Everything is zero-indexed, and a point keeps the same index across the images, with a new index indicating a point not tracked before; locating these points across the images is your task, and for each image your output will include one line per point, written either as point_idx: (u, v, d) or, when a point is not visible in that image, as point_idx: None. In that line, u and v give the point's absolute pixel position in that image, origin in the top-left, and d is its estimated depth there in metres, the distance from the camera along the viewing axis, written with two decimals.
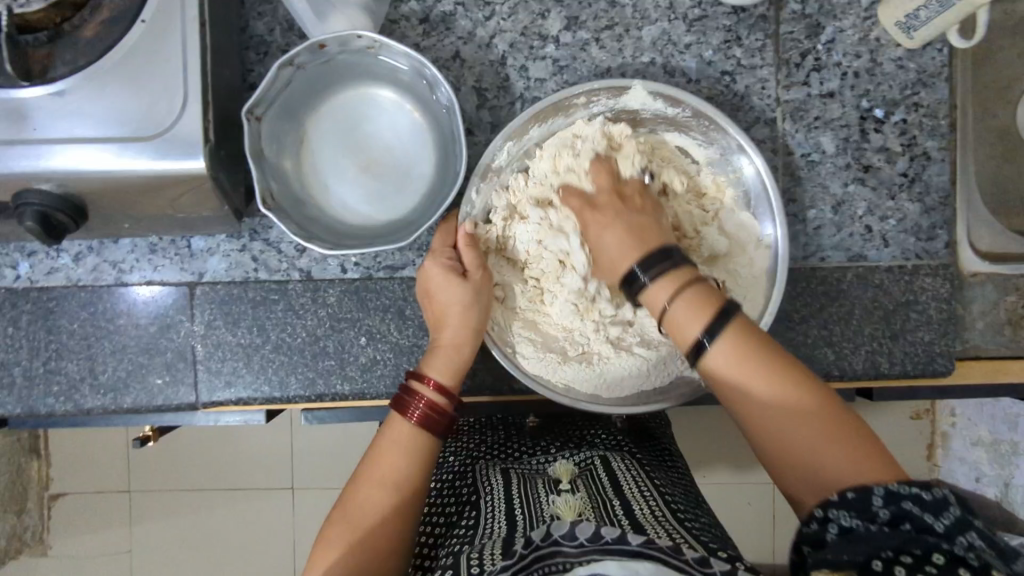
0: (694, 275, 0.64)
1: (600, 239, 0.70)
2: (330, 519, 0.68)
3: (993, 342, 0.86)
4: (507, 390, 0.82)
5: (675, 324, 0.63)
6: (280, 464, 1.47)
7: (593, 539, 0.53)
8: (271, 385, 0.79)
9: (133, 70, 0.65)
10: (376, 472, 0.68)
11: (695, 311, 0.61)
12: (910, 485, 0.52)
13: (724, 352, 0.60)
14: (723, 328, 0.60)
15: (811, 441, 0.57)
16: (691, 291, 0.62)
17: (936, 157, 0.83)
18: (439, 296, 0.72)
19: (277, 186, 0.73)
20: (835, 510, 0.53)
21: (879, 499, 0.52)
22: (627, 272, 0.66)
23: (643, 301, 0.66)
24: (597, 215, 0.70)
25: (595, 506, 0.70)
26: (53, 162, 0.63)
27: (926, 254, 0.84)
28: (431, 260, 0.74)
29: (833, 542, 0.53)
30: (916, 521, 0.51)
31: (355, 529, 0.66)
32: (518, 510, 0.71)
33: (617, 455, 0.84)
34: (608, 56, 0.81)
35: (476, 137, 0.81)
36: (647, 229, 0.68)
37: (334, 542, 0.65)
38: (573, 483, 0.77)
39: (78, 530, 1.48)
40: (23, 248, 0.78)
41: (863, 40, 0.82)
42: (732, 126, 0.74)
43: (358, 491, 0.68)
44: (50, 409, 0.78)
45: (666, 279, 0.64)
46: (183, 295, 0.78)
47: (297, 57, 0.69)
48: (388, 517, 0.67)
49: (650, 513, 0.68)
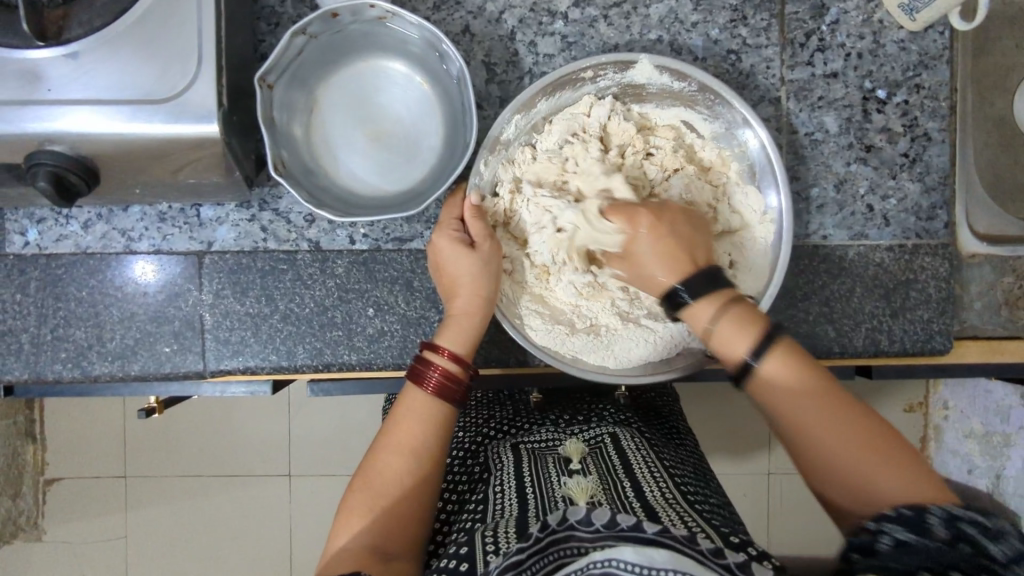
0: (734, 294, 0.64)
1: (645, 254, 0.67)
2: (349, 489, 0.68)
3: (989, 322, 0.88)
4: (513, 363, 0.83)
5: (718, 344, 0.63)
6: (280, 447, 1.47)
7: (609, 525, 0.54)
8: (279, 355, 0.79)
9: (148, 34, 0.65)
10: (394, 441, 0.69)
11: (738, 329, 0.62)
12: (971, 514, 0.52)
13: (775, 370, 0.60)
14: (772, 347, 0.61)
15: (855, 458, 0.57)
16: (736, 309, 0.63)
17: (936, 138, 0.85)
18: (451, 266, 0.73)
19: (287, 155, 0.74)
20: (888, 524, 0.53)
21: (936, 519, 0.52)
22: (669, 288, 0.65)
23: (683, 318, 0.66)
24: (643, 217, 0.67)
25: (606, 487, 0.70)
26: (68, 124, 0.63)
27: (926, 234, 0.85)
28: (438, 233, 0.75)
29: (886, 552, 0.51)
30: (975, 543, 0.51)
31: (378, 499, 0.66)
32: (529, 488, 0.71)
33: (625, 432, 0.85)
34: (616, 33, 0.82)
35: (485, 112, 0.82)
36: (694, 246, 0.67)
37: (357, 510, 0.66)
38: (582, 463, 0.77)
39: (75, 511, 1.48)
40: (32, 215, 0.78)
41: (867, 22, 0.84)
42: (740, 103, 0.74)
43: (379, 460, 0.68)
44: (57, 375, 0.78)
45: (707, 297, 0.64)
46: (192, 263, 0.78)
47: (310, 26, 0.70)
48: (409, 489, 0.67)
49: (661, 496, 0.68)
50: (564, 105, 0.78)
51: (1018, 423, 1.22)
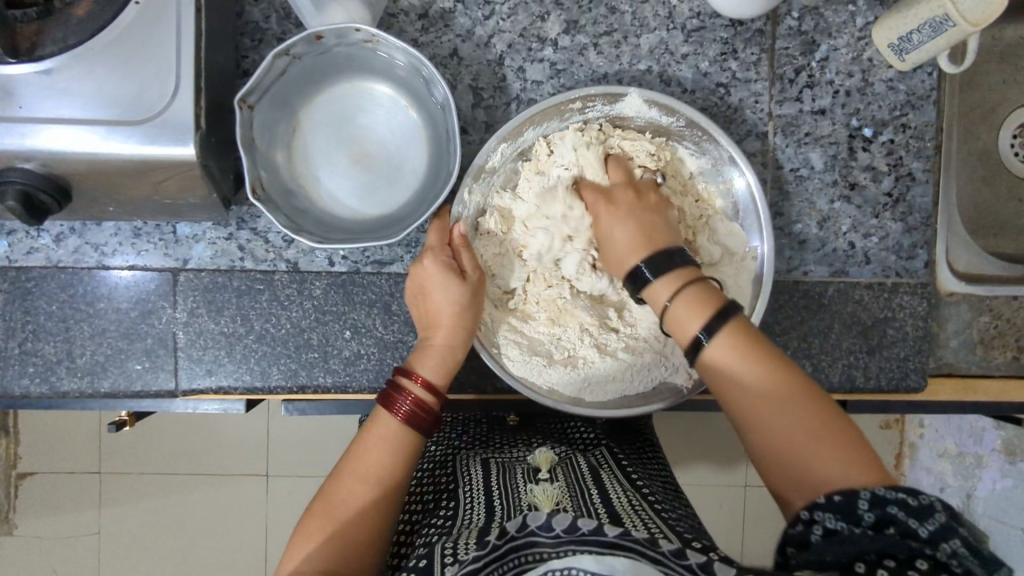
0: (695, 275, 0.65)
1: (611, 226, 0.71)
2: (309, 511, 0.67)
3: (963, 359, 0.89)
4: (490, 389, 0.83)
5: (676, 322, 0.64)
6: (255, 450, 1.46)
7: (569, 531, 0.54)
8: (253, 375, 0.78)
9: (126, 51, 0.63)
10: (356, 468, 0.68)
11: (695, 307, 0.63)
12: (896, 490, 0.52)
13: (726, 344, 0.61)
14: (722, 326, 0.61)
15: (799, 439, 0.57)
16: (691, 291, 0.63)
17: (920, 178, 0.85)
18: (433, 295, 0.71)
19: (267, 176, 0.72)
20: (820, 512, 0.53)
21: (864, 503, 0.52)
22: (631, 269, 0.68)
23: (646, 298, 0.67)
24: (614, 208, 0.71)
25: (572, 495, 0.70)
26: (38, 141, 0.62)
27: (905, 273, 0.86)
28: (430, 259, 0.73)
29: (816, 543, 0.52)
30: (901, 525, 0.51)
31: (335, 523, 0.66)
32: (495, 497, 0.71)
33: (597, 452, 0.85)
34: (605, 62, 0.81)
35: (470, 136, 0.81)
36: (657, 230, 0.69)
37: (313, 534, 0.65)
38: (551, 472, 0.78)
39: (45, 510, 1.46)
40: (2, 226, 0.76)
41: (856, 60, 0.84)
42: (725, 139, 0.74)
43: (342, 484, 0.68)
44: (24, 390, 0.76)
45: (670, 276, 0.65)
46: (165, 280, 0.77)
47: (293, 47, 0.68)
48: (369, 515, 0.67)
49: (627, 502, 0.69)
50: (553, 132, 0.78)
51: (990, 445, 1.25)
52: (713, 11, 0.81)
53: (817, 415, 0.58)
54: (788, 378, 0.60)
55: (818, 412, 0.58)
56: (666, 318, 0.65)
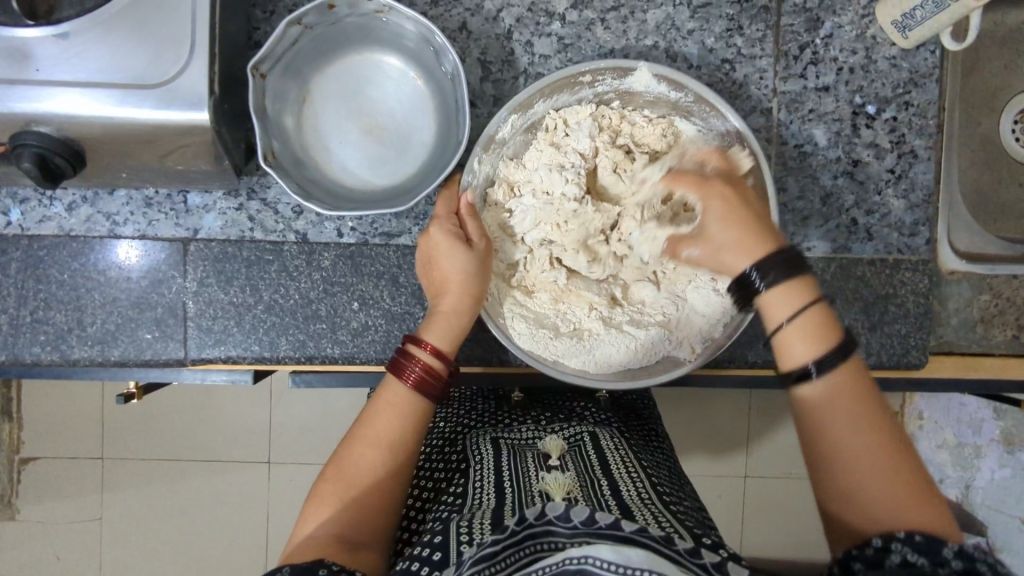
0: (813, 293, 0.64)
1: (712, 209, 0.68)
2: (323, 477, 0.68)
3: (964, 337, 0.90)
4: (495, 361, 0.84)
5: (784, 345, 0.64)
6: (259, 434, 1.46)
7: (586, 523, 0.54)
8: (261, 345, 0.79)
9: (141, 17, 0.64)
10: (370, 432, 0.69)
11: (809, 333, 0.63)
12: (940, 541, 0.55)
13: (844, 381, 0.62)
14: (840, 365, 0.62)
15: (880, 487, 0.59)
16: (807, 321, 0.63)
17: (923, 155, 0.86)
18: (442, 263, 0.73)
19: (278, 144, 0.73)
20: (900, 544, 0.56)
21: (923, 543, 0.54)
22: (743, 270, 0.66)
23: (756, 303, 0.66)
24: (713, 190, 0.68)
25: (582, 485, 0.71)
26: (55, 105, 0.63)
27: (907, 249, 0.86)
28: (436, 226, 0.74)
29: (879, 570, 0.52)
30: (956, 570, 0.52)
31: (350, 487, 0.67)
32: (507, 482, 0.73)
33: (606, 432, 0.86)
34: (612, 37, 0.82)
35: (478, 110, 0.82)
36: (758, 220, 0.67)
37: (328, 498, 0.66)
38: (561, 460, 0.78)
39: (49, 492, 1.46)
40: (15, 194, 0.77)
41: (860, 37, 0.85)
42: (731, 113, 0.75)
43: (354, 450, 0.69)
44: (35, 358, 0.77)
45: (788, 291, 0.64)
46: (176, 250, 0.78)
47: (306, 16, 0.69)
48: (382, 482, 0.68)
49: (636, 495, 0.70)
50: (563, 106, 0.78)
51: (989, 435, 1.27)
52: None
53: (902, 475, 0.59)
54: (891, 432, 0.61)
55: (895, 465, 0.59)
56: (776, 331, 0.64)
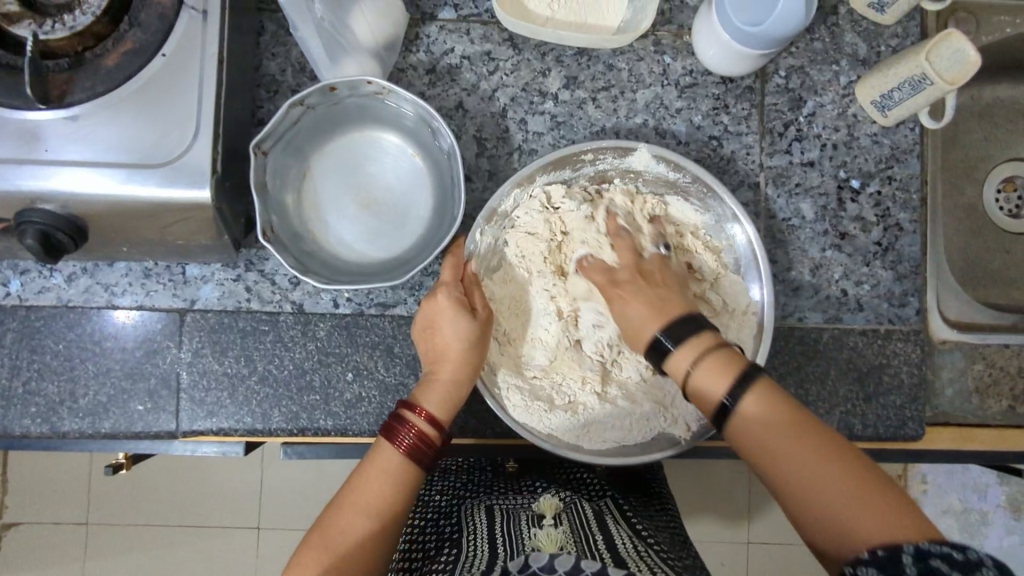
0: (718, 341, 0.63)
1: (627, 308, 0.69)
2: (307, 540, 0.66)
3: (960, 408, 0.89)
4: (490, 434, 0.84)
5: (699, 390, 0.62)
6: (249, 500, 1.43)
7: (571, 572, 0.53)
8: (253, 417, 0.78)
9: (148, 100, 0.66)
10: (359, 496, 0.67)
11: (719, 371, 0.60)
12: (944, 546, 0.47)
13: (753, 412, 0.58)
14: (747, 391, 0.59)
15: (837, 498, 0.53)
16: (712, 356, 0.61)
17: (908, 228, 0.88)
18: (443, 330, 0.73)
19: (277, 219, 0.75)
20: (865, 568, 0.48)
21: (907, 558, 0.47)
22: (652, 338, 0.65)
23: (665, 369, 0.65)
24: (625, 291, 0.70)
25: (576, 540, 0.69)
26: (60, 184, 0.64)
27: (899, 319, 0.87)
28: (442, 291, 0.74)
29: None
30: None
31: (337, 552, 0.64)
32: (499, 544, 0.70)
33: (602, 503, 0.84)
34: (604, 115, 0.85)
35: (473, 184, 0.84)
36: (674, 304, 0.67)
37: (310, 568, 0.63)
38: (555, 518, 0.76)
39: (29, 563, 1.42)
40: (16, 265, 0.78)
41: (841, 115, 0.88)
42: (727, 195, 0.77)
43: (342, 513, 0.67)
44: (25, 430, 0.76)
45: (686, 346, 0.63)
46: (173, 320, 0.78)
47: (307, 98, 0.72)
48: (371, 545, 0.66)
49: (631, 548, 0.69)
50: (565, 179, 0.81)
51: (994, 501, 1.29)
52: (704, 69, 0.86)
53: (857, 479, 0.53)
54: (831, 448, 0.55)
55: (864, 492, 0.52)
56: (688, 385, 0.62)
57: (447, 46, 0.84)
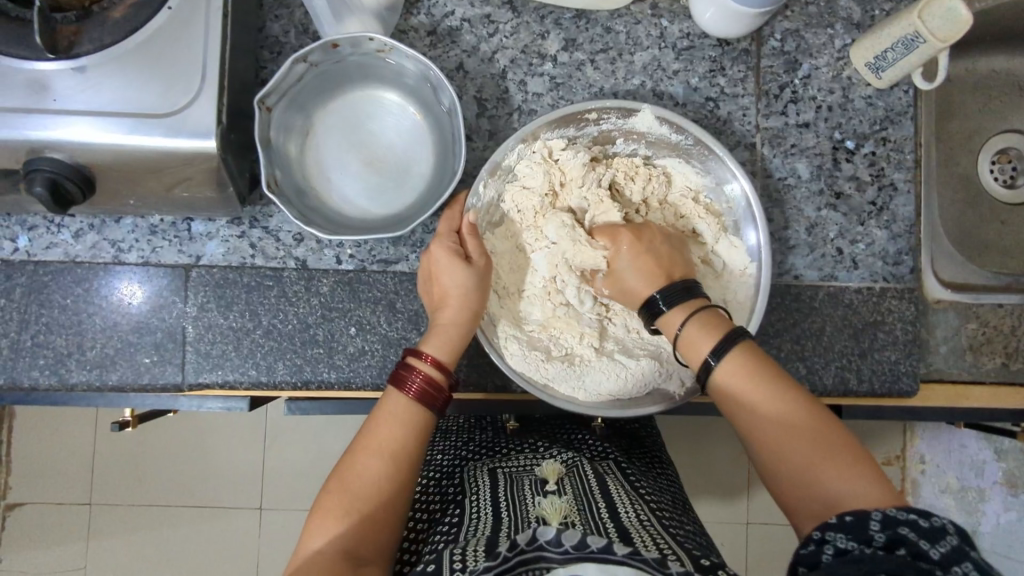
0: (704, 303, 0.70)
1: (632, 264, 0.73)
2: (325, 490, 0.68)
3: (955, 366, 0.90)
4: (490, 387, 0.85)
5: (689, 347, 0.67)
6: (252, 474, 1.45)
7: (577, 546, 0.55)
8: (258, 370, 0.80)
9: (155, 52, 0.68)
10: (372, 443, 0.69)
11: (707, 331, 0.66)
12: (909, 512, 0.52)
13: (732, 368, 0.64)
14: (734, 349, 0.65)
15: (805, 448, 0.60)
16: (704, 316, 0.68)
17: (902, 189, 0.89)
18: (442, 280, 0.75)
19: (282, 174, 0.76)
20: (832, 532, 0.53)
21: (876, 524, 0.52)
22: (647, 297, 0.71)
23: (659, 326, 0.71)
24: (635, 243, 0.74)
25: (580, 509, 0.71)
26: (69, 133, 0.66)
27: (893, 278, 0.89)
28: (436, 243, 0.77)
29: (827, 563, 0.52)
30: (911, 547, 0.50)
31: (355, 500, 0.66)
32: (503, 511, 0.72)
33: (604, 463, 0.85)
34: (602, 77, 0.87)
35: (474, 144, 0.85)
36: (669, 264, 0.73)
37: (332, 512, 0.66)
38: (559, 484, 0.77)
39: (34, 536, 1.44)
40: (24, 221, 0.79)
41: (836, 78, 0.89)
42: (726, 154, 0.79)
43: (357, 460, 0.68)
44: (33, 382, 0.78)
45: (681, 307, 0.69)
46: (178, 276, 0.80)
47: (311, 54, 0.73)
48: (387, 493, 0.68)
49: (636, 519, 0.70)
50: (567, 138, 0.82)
51: (991, 478, 1.27)
52: (701, 32, 0.88)
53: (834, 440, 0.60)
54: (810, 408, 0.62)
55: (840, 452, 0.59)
56: (681, 344, 0.68)
57: (447, 8, 0.85)
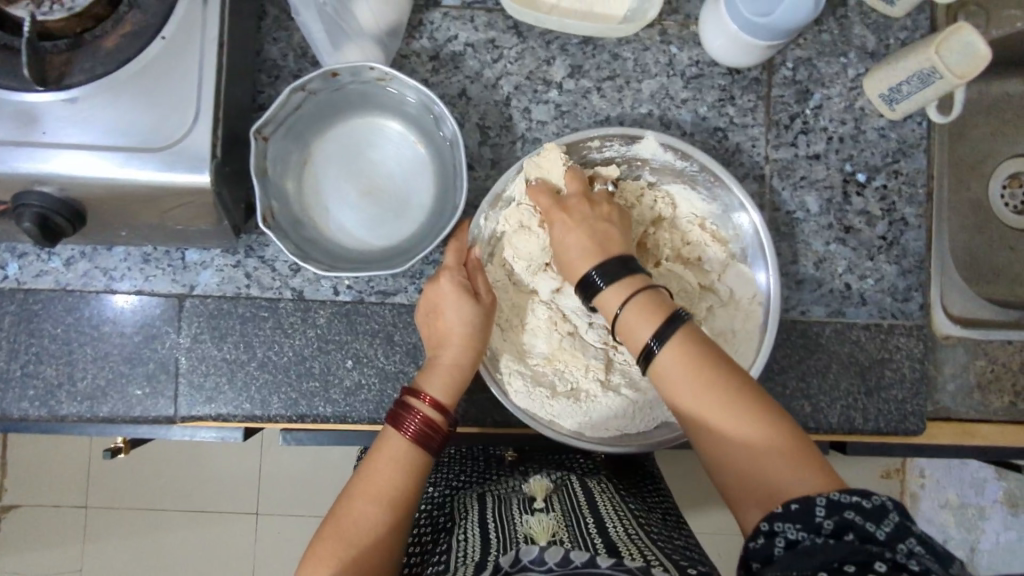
0: (646, 282, 0.64)
1: (566, 236, 0.69)
2: (320, 534, 0.66)
3: (962, 403, 0.89)
4: (489, 422, 0.83)
5: (630, 331, 0.63)
6: (248, 486, 1.43)
7: (561, 563, 0.54)
8: (252, 403, 0.78)
9: (148, 83, 0.66)
10: (370, 487, 0.67)
11: (646, 314, 0.62)
12: (852, 494, 0.51)
13: (672, 357, 0.60)
14: (672, 337, 0.61)
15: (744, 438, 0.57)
16: (640, 299, 0.62)
17: (913, 223, 0.87)
18: (446, 315, 0.72)
19: (278, 205, 0.74)
20: (780, 523, 0.52)
21: (822, 509, 0.51)
22: (584, 275, 0.66)
23: (596, 305, 0.66)
24: (567, 216, 0.70)
25: (567, 525, 0.70)
26: (59, 167, 0.64)
27: (901, 315, 0.87)
28: (444, 275, 0.74)
29: (780, 557, 0.51)
30: (859, 530, 0.50)
31: (351, 546, 0.65)
32: (492, 531, 0.71)
33: (592, 479, 0.84)
34: (608, 105, 0.84)
35: (475, 172, 0.83)
36: (609, 236, 0.68)
37: (327, 558, 0.64)
38: (547, 501, 0.76)
39: (28, 544, 1.43)
40: (14, 248, 0.78)
41: (848, 108, 0.87)
42: (734, 184, 0.77)
43: (355, 505, 0.67)
44: (23, 414, 0.76)
45: (621, 287, 0.64)
46: (171, 306, 0.78)
47: (309, 83, 0.71)
48: (384, 539, 0.66)
49: (624, 533, 0.68)
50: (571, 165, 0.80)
51: (992, 497, 1.27)
52: (711, 60, 0.85)
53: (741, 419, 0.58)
54: (740, 401, 0.58)
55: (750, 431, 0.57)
56: (618, 327, 0.64)
57: (451, 33, 0.83)
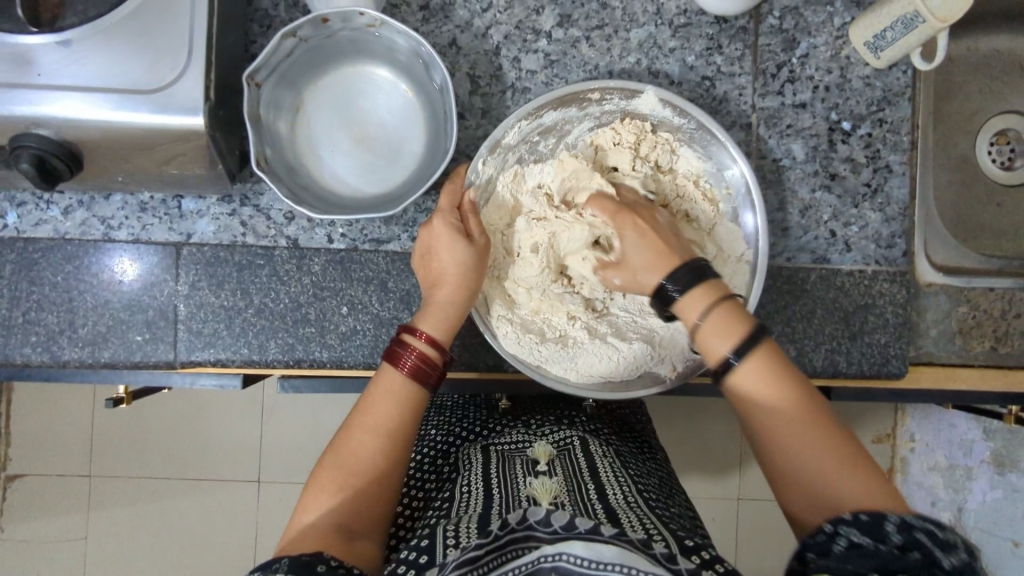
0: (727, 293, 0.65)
1: (627, 239, 0.70)
2: (321, 463, 0.68)
3: (944, 349, 0.91)
4: (482, 366, 0.85)
5: (704, 340, 0.64)
6: (248, 449, 1.46)
7: (566, 527, 0.54)
8: (250, 349, 0.80)
9: (140, 26, 0.67)
10: (367, 420, 0.69)
11: (722, 329, 0.63)
12: (926, 520, 0.53)
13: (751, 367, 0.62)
14: (751, 351, 0.62)
15: (801, 433, 0.60)
16: (723, 312, 0.63)
17: (897, 170, 0.89)
18: (442, 255, 0.74)
19: (271, 151, 0.75)
20: (846, 526, 0.54)
21: (893, 526, 0.53)
22: (659, 283, 0.67)
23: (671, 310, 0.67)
24: (632, 227, 0.71)
25: (569, 490, 0.71)
26: (54, 109, 0.65)
27: (885, 261, 0.89)
28: (438, 219, 0.75)
29: (839, 553, 0.53)
30: (925, 551, 0.51)
31: (350, 475, 0.67)
32: (495, 488, 0.72)
33: (593, 439, 0.86)
34: (597, 54, 0.85)
35: (466, 122, 0.84)
36: (676, 245, 0.69)
37: (326, 487, 0.66)
38: (550, 465, 0.78)
39: (33, 509, 1.45)
40: (13, 198, 0.79)
41: (834, 57, 0.88)
42: (727, 138, 0.78)
43: (353, 437, 0.69)
44: (26, 359, 0.78)
45: (695, 294, 0.65)
46: (169, 254, 0.79)
47: (300, 29, 0.72)
48: (383, 472, 0.68)
49: (623, 500, 0.69)
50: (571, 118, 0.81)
51: (979, 457, 1.25)
52: (699, 9, 0.86)
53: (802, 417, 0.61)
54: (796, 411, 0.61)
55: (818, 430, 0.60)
56: (695, 335, 0.65)
57: None
